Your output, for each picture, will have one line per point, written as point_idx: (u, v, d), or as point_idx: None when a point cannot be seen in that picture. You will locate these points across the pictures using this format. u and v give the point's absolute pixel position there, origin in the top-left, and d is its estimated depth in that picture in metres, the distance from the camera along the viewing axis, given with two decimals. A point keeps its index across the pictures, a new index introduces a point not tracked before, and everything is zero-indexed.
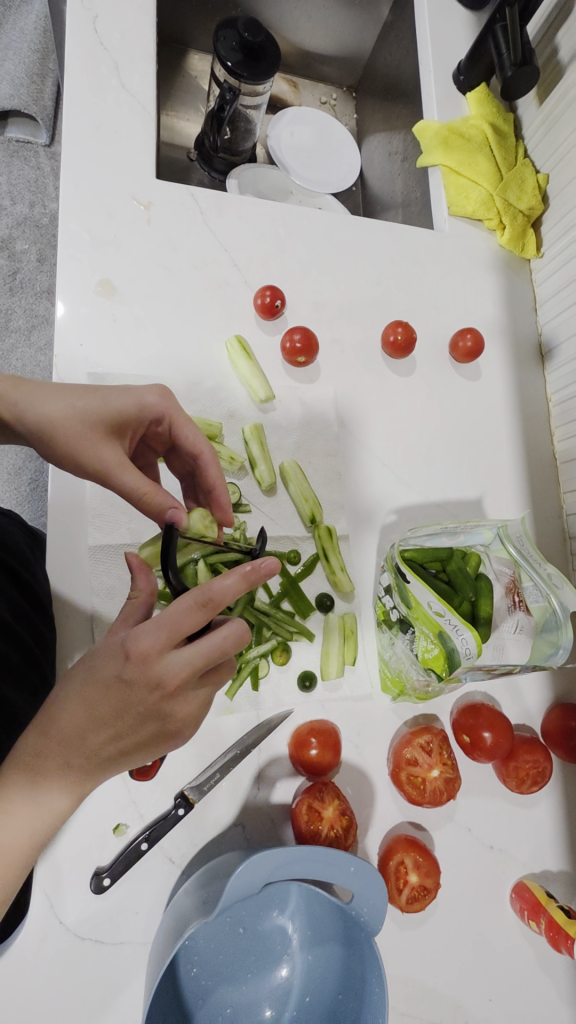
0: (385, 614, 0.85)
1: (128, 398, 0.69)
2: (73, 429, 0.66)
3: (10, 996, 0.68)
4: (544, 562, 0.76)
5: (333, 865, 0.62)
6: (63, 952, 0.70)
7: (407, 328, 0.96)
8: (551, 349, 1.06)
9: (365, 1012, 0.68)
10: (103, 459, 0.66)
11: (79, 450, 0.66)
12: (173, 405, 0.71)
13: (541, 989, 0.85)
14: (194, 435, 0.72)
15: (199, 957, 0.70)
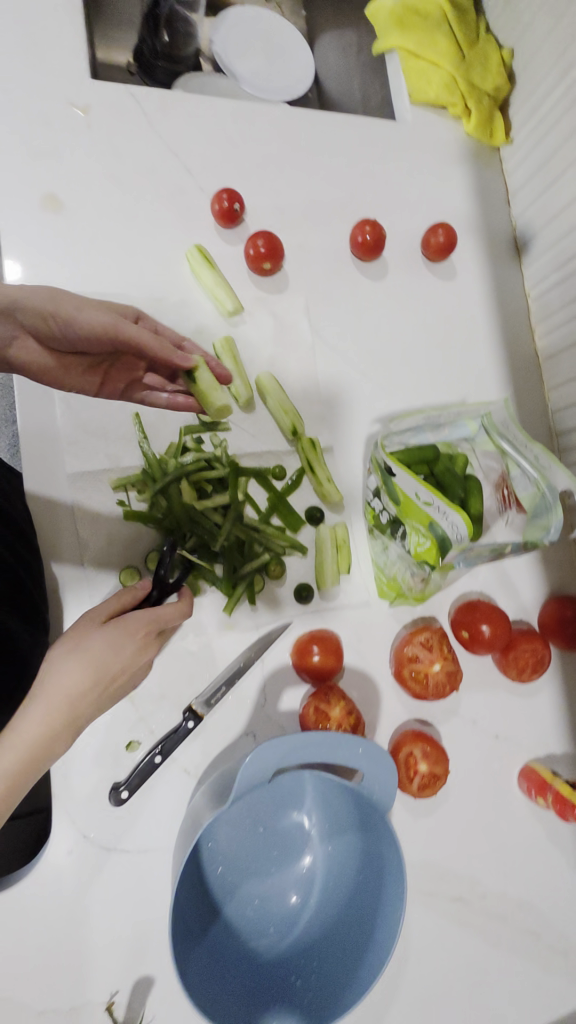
0: (375, 519, 0.84)
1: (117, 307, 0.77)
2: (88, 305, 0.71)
3: (46, 900, 0.71)
4: (529, 443, 0.74)
5: (343, 748, 0.64)
6: (91, 859, 0.73)
7: (375, 226, 0.91)
8: (526, 240, 1.02)
9: (386, 885, 0.70)
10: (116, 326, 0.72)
11: (90, 316, 0.71)
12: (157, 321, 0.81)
13: (552, 861, 0.89)
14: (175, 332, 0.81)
15: (222, 854, 0.73)
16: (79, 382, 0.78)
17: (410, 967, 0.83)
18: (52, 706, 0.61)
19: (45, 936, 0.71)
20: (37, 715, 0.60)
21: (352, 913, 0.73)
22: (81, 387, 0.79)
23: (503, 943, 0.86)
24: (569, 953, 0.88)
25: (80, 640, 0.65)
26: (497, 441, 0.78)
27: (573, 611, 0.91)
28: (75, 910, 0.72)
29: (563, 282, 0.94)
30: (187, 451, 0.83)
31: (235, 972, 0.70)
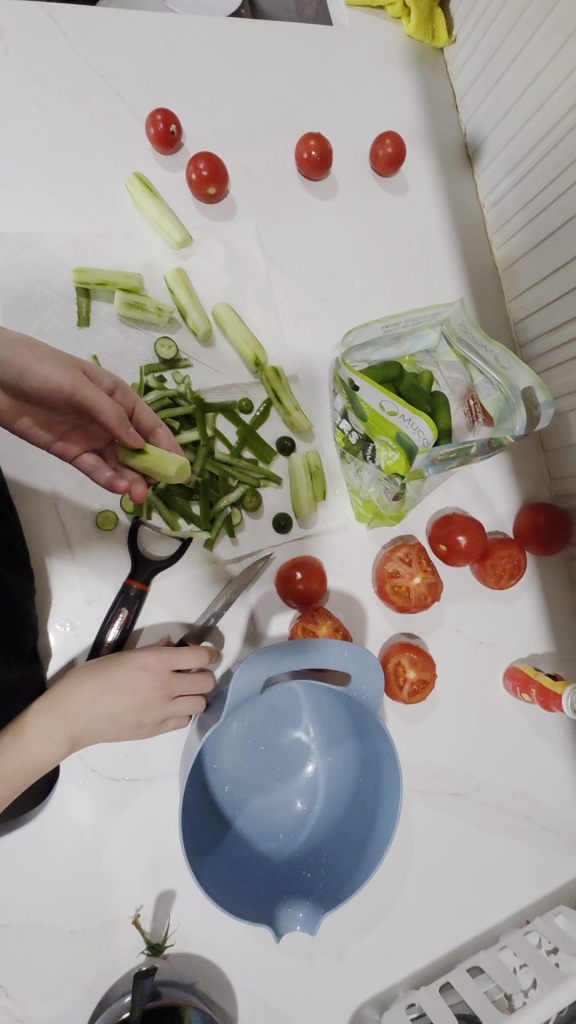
0: (345, 442, 0.83)
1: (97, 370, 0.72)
2: (54, 355, 0.65)
3: (62, 830, 0.75)
4: (488, 343, 0.76)
5: (328, 652, 0.67)
6: (102, 791, 0.76)
7: (320, 140, 0.88)
8: (477, 147, 0.99)
9: (383, 781, 0.74)
10: (77, 380, 0.65)
11: (50, 371, 0.64)
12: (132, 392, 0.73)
13: (540, 751, 0.95)
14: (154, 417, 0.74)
15: (227, 773, 0.76)
16: (28, 428, 0.72)
17: (414, 859, 0.89)
18: (57, 715, 0.67)
19: (67, 864, 0.74)
20: (43, 718, 0.66)
21: (356, 810, 0.77)
22: (33, 435, 0.72)
23: (500, 829, 0.92)
24: (560, 831, 0.95)
25: (95, 666, 0.70)
26: (459, 348, 0.80)
27: (545, 517, 0.94)
28: (93, 837, 0.75)
29: (516, 186, 0.92)
30: (149, 390, 0.81)
31: (251, 875, 0.74)
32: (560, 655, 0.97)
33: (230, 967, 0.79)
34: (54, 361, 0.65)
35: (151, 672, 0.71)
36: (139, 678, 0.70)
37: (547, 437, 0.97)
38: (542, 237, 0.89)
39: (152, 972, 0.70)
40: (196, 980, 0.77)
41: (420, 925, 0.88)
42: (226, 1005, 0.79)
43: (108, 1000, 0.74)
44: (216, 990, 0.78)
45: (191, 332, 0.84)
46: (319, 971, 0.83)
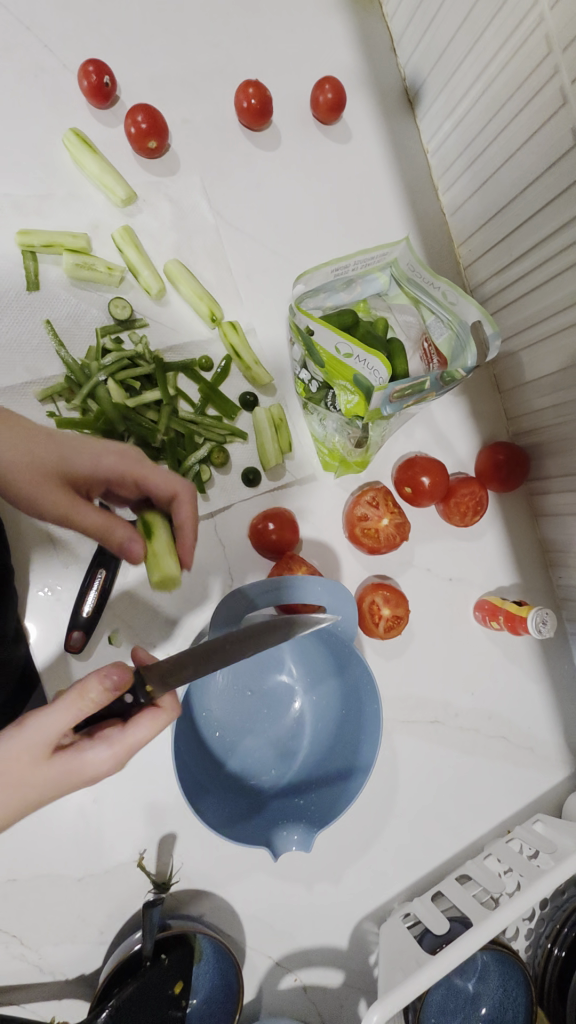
0: (306, 392, 0.85)
1: (86, 448, 0.65)
2: (30, 479, 0.61)
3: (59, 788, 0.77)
4: (436, 281, 0.77)
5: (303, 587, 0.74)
6: None
7: (259, 88, 0.86)
8: (417, 90, 0.97)
9: (365, 708, 0.78)
10: (65, 509, 0.62)
11: (37, 501, 0.62)
12: (135, 462, 0.66)
13: (511, 675, 1.01)
14: (165, 486, 0.68)
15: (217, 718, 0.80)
16: None
17: (401, 785, 0.95)
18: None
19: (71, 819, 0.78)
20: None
21: (341, 734, 0.81)
22: None
23: (478, 750, 0.98)
24: (534, 747, 1.02)
25: (25, 765, 0.56)
26: (409, 287, 0.81)
27: (504, 454, 0.97)
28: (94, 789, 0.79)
29: (458, 128, 0.92)
30: (107, 351, 0.81)
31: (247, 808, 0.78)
32: (525, 585, 1.03)
33: (234, 896, 0.84)
34: (32, 491, 0.61)
35: (109, 763, 0.57)
36: (92, 768, 0.57)
37: (501, 378, 1.01)
38: (486, 177, 0.90)
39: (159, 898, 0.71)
40: (203, 910, 0.83)
41: (410, 843, 0.94)
42: (233, 930, 0.84)
43: (121, 936, 0.78)
44: (223, 918, 0.83)
45: (145, 291, 0.84)
46: (318, 894, 0.88)
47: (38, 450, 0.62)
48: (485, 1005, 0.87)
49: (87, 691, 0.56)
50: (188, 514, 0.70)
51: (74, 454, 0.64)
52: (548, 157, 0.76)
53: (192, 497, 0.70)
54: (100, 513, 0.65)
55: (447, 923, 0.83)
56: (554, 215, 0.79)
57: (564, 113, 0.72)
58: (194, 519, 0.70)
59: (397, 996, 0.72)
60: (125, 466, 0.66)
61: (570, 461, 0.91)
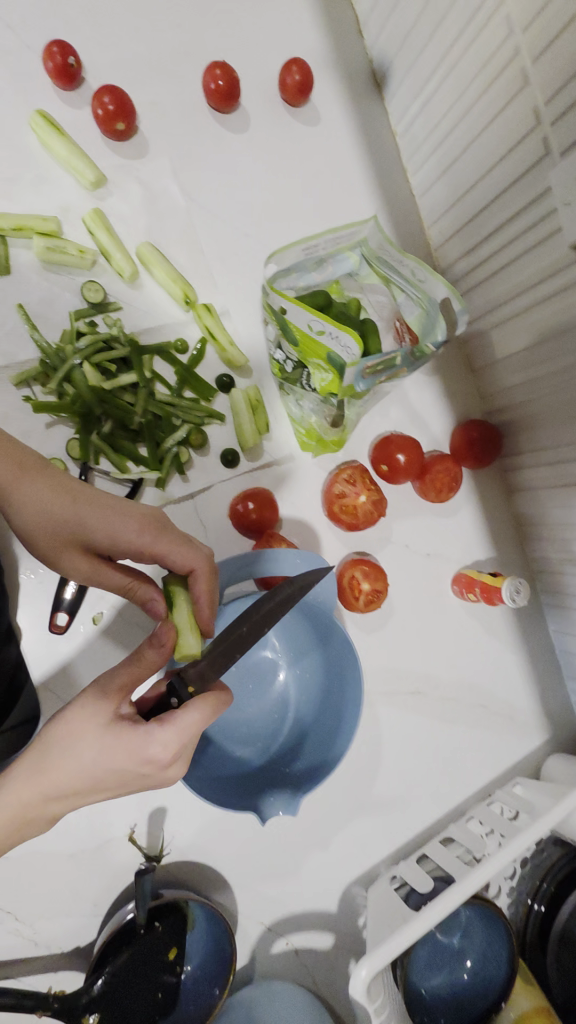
0: (282, 372, 0.86)
1: (109, 520, 0.64)
2: (57, 546, 0.65)
3: None
4: (404, 258, 0.80)
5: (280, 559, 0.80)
6: None
7: (226, 70, 0.87)
8: (384, 71, 0.98)
9: (348, 676, 0.80)
10: (91, 573, 0.67)
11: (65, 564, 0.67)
12: (153, 538, 0.65)
13: (489, 645, 1.04)
14: (180, 564, 0.67)
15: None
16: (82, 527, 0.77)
17: (385, 754, 0.98)
18: (40, 777, 0.55)
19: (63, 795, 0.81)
20: (19, 788, 0.54)
21: (326, 705, 0.84)
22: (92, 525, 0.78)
23: (459, 718, 1.02)
24: (512, 714, 1.05)
25: (88, 730, 0.56)
26: (380, 266, 0.83)
27: (478, 431, 0.99)
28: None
29: (425, 111, 0.93)
30: (81, 334, 0.81)
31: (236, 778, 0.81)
32: (501, 558, 1.06)
33: (225, 866, 0.86)
34: (60, 556, 0.66)
35: (168, 744, 0.56)
36: (149, 745, 0.56)
37: (473, 357, 1.03)
38: (452, 159, 0.91)
39: (150, 868, 0.75)
40: (195, 879, 0.85)
41: (395, 809, 0.97)
42: (225, 897, 0.87)
43: (114, 909, 0.80)
44: (215, 886, 0.86)
45: (118, 274, 0.84)
46: (307, 860, 0.91)
47: (62, 520, 0.62)
48: (471, 959, 0.89)
49: (143, 655, 0.62)
50: (202, 592, 0.69)
51: (99, 527, 0.64)
52: (511, 138, 0.78)
53: (208, 571, 0.69)
54: (124, 575, 0.70)
55: (431, 882, 0.86)
56: (517, 196, 0.81)
57: (524, 94, 0.74)
58: (211, 588, 0.69)
59: (384, 951, 0.75)
60: (143, 543, 0.65)
61: (540, 436, 0.94)
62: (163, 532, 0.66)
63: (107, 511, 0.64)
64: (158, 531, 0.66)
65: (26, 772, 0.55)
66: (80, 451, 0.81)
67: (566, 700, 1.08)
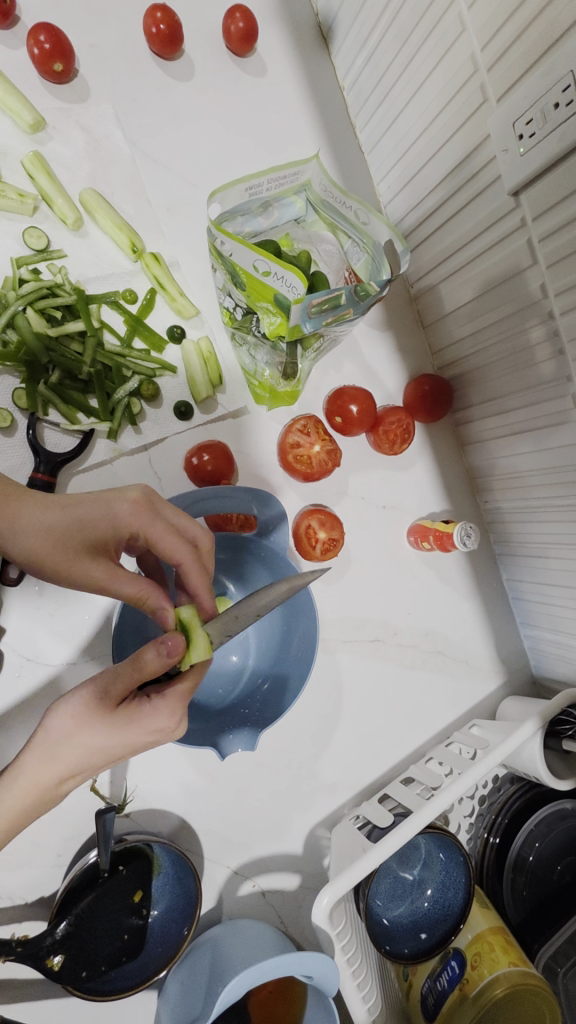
0: (232, 319, 0.85)
1: (99, 507, 0.64)
2: (51, 547, 0.62)
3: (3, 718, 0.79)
4: (347, 200, 0.81)
5: (235, 499, 0.83)
6: (44, 679, 0.83)
7: (167, 11, 0.85)
8: (329, 23, 0.97)
9: (300, 616, 0.85)
10: (94, 578, 0.63)
11: (70, 574, 0.63)
12: (148, 516, 0.66)
13: (443, 593, 1.07)
14: (172, 545, 0.66)
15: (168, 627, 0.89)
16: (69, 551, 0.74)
17: (347, 699, 1.00)
18: (55, 759, 0.59)
19: (25, 744, 0.82)
20: (32, 773, 0.58)
21: (284, 648, 0.88)
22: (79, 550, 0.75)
23: (417, 664, 1.05)
24: (469, 659, 1.09)
25: (86, 715, 0.59)
26: (325, 212, 0.84)
27: (429, 384, 1.02)
28: (40, 715, 0.83)
29: (369, 65, 0.93)
30: (25, 281, 0.80)
31: (200, 720, 0.84)
32: (455, 509, 1.09)
33: (190, 810, 0.89)
34: (65, 565, 0.63)
35: (166, 713, 0.60)
36: (150, 714, 0.59)
37: (424, 312, 1.05)
38: (396, 112, 0.92)
39: (112, 807, 0.76)
40: (161, 823, 0.87)
41: (357, 752, 1.00)
42: (190, 840, 0.89)
43: (78, 856, 0.82)
44: (179, 829, 0.88)
45: (61, 221, 0.83)
46: (271, 803, 0.94)
47: (54, 518, 0.63)
48: (431, 888, 0.93)
49: (144, 658, 0.58)
50: (195, 574, 0.68)
51: (90, 519, 0.64)
52: (450, 87, 0.80)
53: (197, 556, 0.68)
54: (132, 579, 0.64)
55: (391, 816, 0.88)
56: (458, 145, 0.82)
57: (462, 40, 0.75)
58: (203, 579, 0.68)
59: (346, 878, 0.78)
60: (139, 522, 0.65)
61: (487, 387, 0.97)
62: (157, 513, 0.66)
63: (102, 501, 0.65)
64: (152, 511, 0.66)
65: (38, 756, 0.59)
66: (27, 400, 0.80)
67: (519, 644, 1.13)
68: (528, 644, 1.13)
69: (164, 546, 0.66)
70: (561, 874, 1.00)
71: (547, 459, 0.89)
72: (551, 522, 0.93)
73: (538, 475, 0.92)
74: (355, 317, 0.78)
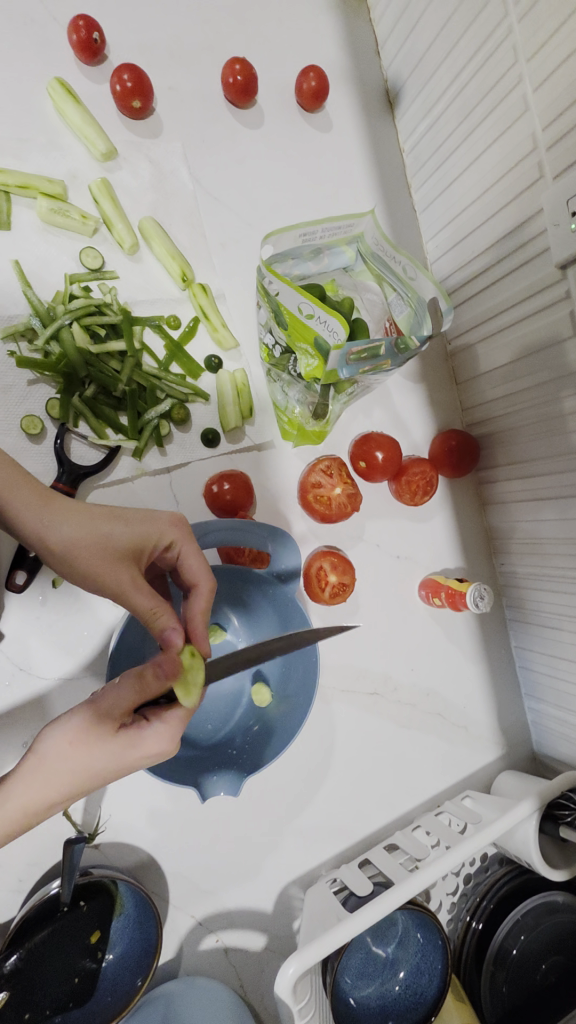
0: (269, 356, 0.86)
1: (140, 519, 0.66)
2: (85, 548, 0.62)
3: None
4: (397, 255, 0.83)
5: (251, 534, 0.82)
6: (34, 692, 0.82)
7: (245, 66, 0.90)
8: (396, 90, 1.01)
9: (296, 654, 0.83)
10: (117, 583, 0.62)
11: (96, 579, 0.62)
12: (182, 536, 0.68)
13: (449, 653, 1.04)
14: (201, 565, 0.68)
15: None
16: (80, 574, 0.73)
17: (337, 751, 0.96)
18: (46, 779, 0.56)
19: (4, 756, 0.80)
20: (20, 797, 0.55)
21: (280, 688, 0.86)
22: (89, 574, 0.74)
23: (414, 724, 1.01)
24: (468, 725, 1.05)
25: (84, 734, 0.56)
26: (374, 264, 0.86)
27: (456, 440, 1.01)
28: (23, 728, 0.81)
29: (431, 131, 0.96)
30: (75, 297, 0.82)
31: (185, 757, 0.81)
32: (469, 568, 1.07)
33: (161, 850, 0.85)
34: (93, 568, 0.62)
35: (167, 735, 0.58)
36: (152, 738, 0.58)
37: (458, 369, 1.06)
38: (453, 178, 0.95)
39: (82, 838, 0.72)
40: (131, 859, 0.83)
41: (342, 810, 0.96)
42: (157, 882, 0.85)
43: (39, 884, 0.79)
44: (149, 867, 0.84)
45: (118, 245, 0.86)
46: (246, 853, 0.89)
47: (96, 522, 0.63)
48: (404, 971, 0.88)
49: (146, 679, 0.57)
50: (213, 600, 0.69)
51: (130, 529, 0.64)
52: (507, 161, 0.82)
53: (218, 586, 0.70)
54: (151, 593, 0.63)
55: (370, 886, 0.83)
56: (509, 215, 0.84)
57: (524, 119, 0.77)
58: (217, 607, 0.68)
59: (315, 948, 0.73)
60: (174, 539, 0.67)
61: (513, 451, 0.97)
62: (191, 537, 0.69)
63: (143, 514, 0.67)
64: (187, 533, 0.68)
65: (28, 774, 0.56)
66: (60, 411, 0.81)
67: (522, 716, 1.09)
68: (532, 717, 1.08)
69: (191, 567, 0.68)
70: (544, 974, 0.93)
71: (568, 530, 0.87)
72: (567, 594, 0.90)
73: (558, 544, 0.90)
74: (392, 369, 0.79)
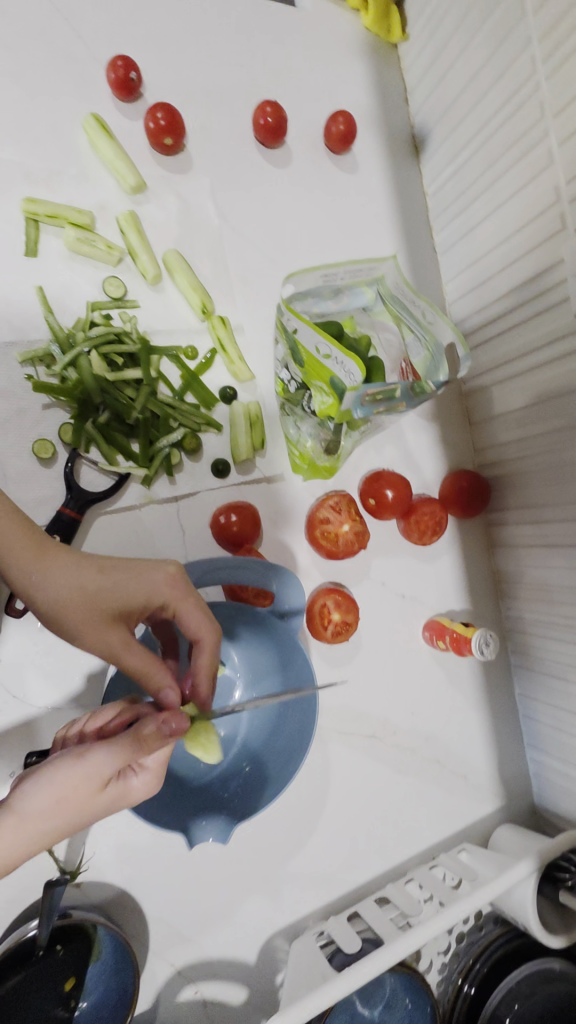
0: (284, 391, 0.87)
1: (137, 573, 0.65)
2: (77, 606, 0.61)
3: None
4: (417, 300, 0.84)
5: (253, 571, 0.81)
6: (25, 719, 0.80)
7: (276, 109, 0.92)
8: (422, 136, 1.03)
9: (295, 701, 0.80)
10: (109, 644, 0.61)
11: (89, 638, 0.62)
12: (180, 590, 0.66)
13: (451, 698, 1.02)
14: (199, 620, 0.66)
15: None
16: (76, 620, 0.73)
17: (331, 796, 0.93)
18: (25, 836, 0.50)
19: None
20: None
21: (277, 731, 0.84)
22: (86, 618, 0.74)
23: (411, 770, 0.98)
24: (467, 775, 1.02)
25: (75, 791, 0.52)
26: (393, 306, 0.86)
27: (467, 483, 1.00)
28: (11, 756, 0.79)
29: (456, 177, 0.97)
30: (95, 324, 0.83)
31: (175, 796, 0.78)
32: (475, 612, 1.05)
33: (143, 891, 0.82)
34: (86, 627, 0.61)
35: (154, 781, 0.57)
36: (141, 786, 0.56)
37: (472, 410, 1.06)
38: (475, 224, 0.96)
39: (63, 880, 0.70)
40: (112, 901, 0.80)
41: (332, 858, 0.93)
42: (137, 926, 0.82)
43: (15, 922, 0.76)
44: (130, 909, 0.81)
45: (141, 275, 0.87)
46: (231, 898, 0.86)
47: (90, 578, 0.62)
48: None
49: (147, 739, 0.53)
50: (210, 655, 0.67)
51: (124, 586, 0.64)
52: (530, 212, 0.83)
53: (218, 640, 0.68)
54: (145, 653, 0.62)
55: (359, 943, 0.80)
56: (529, 264, 0.84)
57: (549, 172, 0.78)
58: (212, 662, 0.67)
59: (298, 1010, 0.70)
60: (171, 594, 0.66)
61: (525, 496, 0.96)
62: (191, 591, 0.67)
63: (141, 566, 0.66)
64: (186, 587, 0.67)
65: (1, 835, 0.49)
66: (72, 436, 0.81)
67: (523, 768, 1.05)
68: (534, 770, 1.05)
69: (188, 622, 0.66)
70: None
71: None
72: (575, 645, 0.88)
73: (568, 594, 0.88)
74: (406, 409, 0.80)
